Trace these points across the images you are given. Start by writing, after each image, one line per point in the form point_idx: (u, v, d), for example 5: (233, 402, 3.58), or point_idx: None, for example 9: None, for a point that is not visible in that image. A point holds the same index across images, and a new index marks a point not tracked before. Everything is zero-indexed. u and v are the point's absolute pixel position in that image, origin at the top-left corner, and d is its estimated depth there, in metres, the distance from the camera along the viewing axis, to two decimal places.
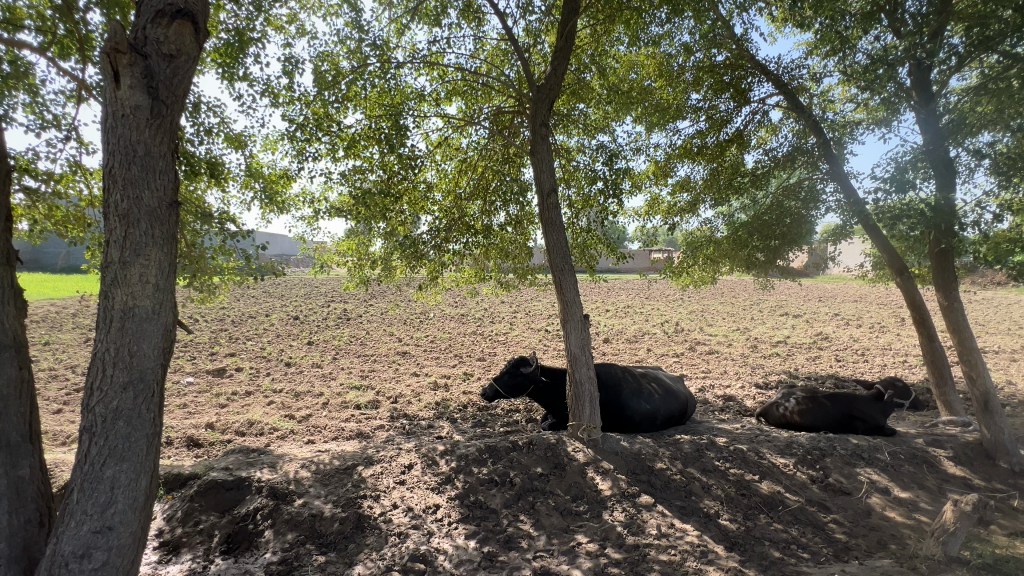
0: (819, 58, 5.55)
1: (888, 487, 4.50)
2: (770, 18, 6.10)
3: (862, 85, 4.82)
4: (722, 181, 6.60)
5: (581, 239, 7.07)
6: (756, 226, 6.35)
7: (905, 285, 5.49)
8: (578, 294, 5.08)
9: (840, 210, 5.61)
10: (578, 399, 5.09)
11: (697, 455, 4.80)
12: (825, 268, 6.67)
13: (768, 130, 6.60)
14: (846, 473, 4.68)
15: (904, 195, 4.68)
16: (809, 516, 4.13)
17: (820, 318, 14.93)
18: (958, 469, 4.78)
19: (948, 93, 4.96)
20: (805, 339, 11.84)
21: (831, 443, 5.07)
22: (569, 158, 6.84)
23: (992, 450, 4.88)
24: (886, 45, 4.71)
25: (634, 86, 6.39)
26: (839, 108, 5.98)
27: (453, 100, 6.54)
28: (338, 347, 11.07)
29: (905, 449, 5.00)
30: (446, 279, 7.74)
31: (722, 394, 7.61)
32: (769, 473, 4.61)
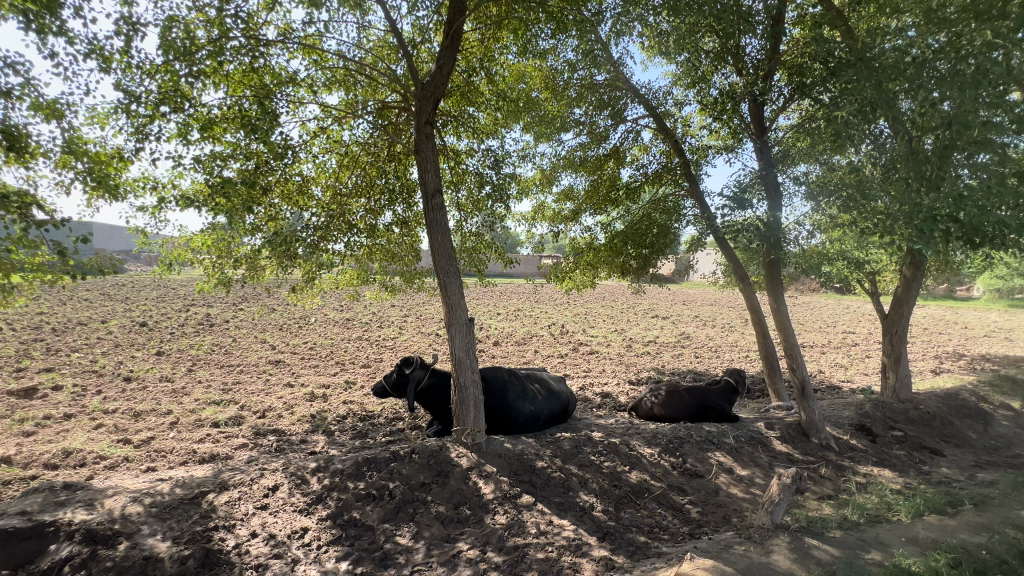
0: (681, 88, 6.19)
1: (732, 467, 5.15)
2: (642, 47, 6.67)
3: (714, 115, 5.48)
4: (601, 192, 7.08)
5: (470, 243, 7.05)
6: (629, 235, 6.92)
7: (746, 291, 6.34)
8: (464, 297, 5.02)
9: (697, 223, 6.32)
10: (462, 403, 5.03)
11: (575, 452, 5.03)
12: (687, 275, 7.48)
13: (640, 150, 7.18)
14: (700, 457, 5.24)
15: (744, 213, 5.39)
16: (670, 500, 4.54)
17: (684, 319, 16.82)
18: (783, 446, 5.64)
19: (777, 129, 5.86)
20: (671, 338, 13.21)
21: (688, 432, 5.66)
22: (457, 160, 6.76)
23: (807, 429, 5.84)
24: (732, 82, 5.41)
25: (522, 96, 6.55)
26: (697, 134, 6.73)
27: (334, 90, 6.10)
28: (197, 357, 9.68)
29: (744, 433, 5.77)
30: (325, 280, 7.16)
31: (601, 391, 8.12)
32: (637, 463, 4.99)
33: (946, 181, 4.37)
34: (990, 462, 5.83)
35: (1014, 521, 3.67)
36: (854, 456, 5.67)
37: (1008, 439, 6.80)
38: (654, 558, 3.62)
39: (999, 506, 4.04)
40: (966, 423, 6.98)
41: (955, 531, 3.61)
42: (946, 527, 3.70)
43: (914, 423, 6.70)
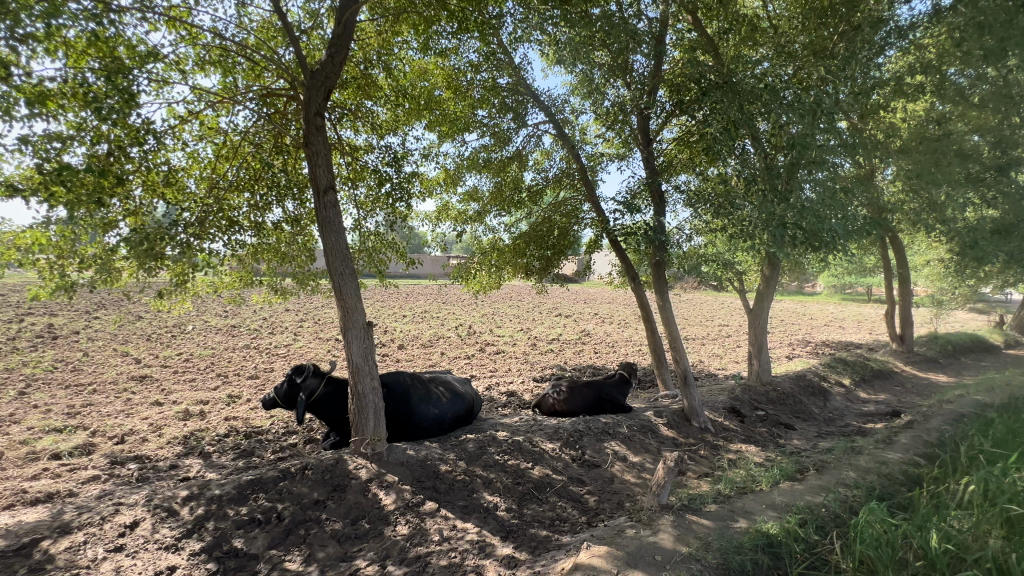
0: (579, 98, 6.47)
1: (626, 455, 5.50)
2: (542, 55, 6.86)
3: (607, 125, 5.79)
4: (505, 194, 7.16)
5: (369, 243, 6.71)
6: (531, 236, 7.20)
7: (637, 289, 6.82)
8: (361, 300, 4.77)
9: (594, 226, 6.70)
10: (361, 412, 4.78)
11: (479, 453, 5.02)
12: (587, 275, 7.86)
13: (542, 154, 7.39)
14: (597, 448, 5.53)
15: (635, 219, 5.78)
16: (570, 492, 4.72)
17: (585, 317, 17.71)
18: (669, 432, 6.16)
19: (662, 140, 6.37)
20: (573, 336, 13.82)
21: (587, 425, 5.95)
22: (355, 156, 6.40)
23: (689, 414, 6.44)
24: (623, 95, 5.77)
25: (424, 93, 6.38)
26: (593, 142, 7.08)
27: (209, 70, 5.45)
28: (32, 377, 8.08)
29: (636, 422, 6.21)
30: (200, 284, 6.36)
31: (506, 390, 8.23)
32: (540, 459, 5.12)
33: (793, 194, 5.10)
34: (829, 431, 6.91)
35: (845, 480, 4.37)
36: (727, 436, 6.37)
37: (841, 411, 8.13)
38: (554, 550, 3.72)
39: (834, 469, 4.79)
40: (811, 400, 8.21)
41: (803, 493, 4.21)
42: (796, 490, 4.29)
43: (773, 402, 7.72)
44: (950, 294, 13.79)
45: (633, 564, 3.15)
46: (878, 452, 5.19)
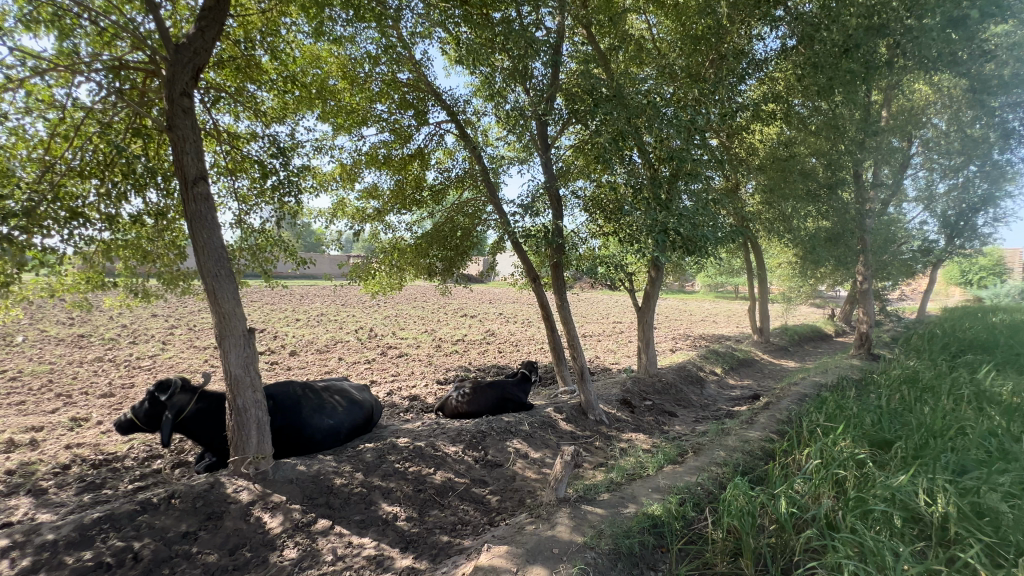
0: (481, 100, 6.47)
1: (527, 452, 5.62)
2: (443, 54, 6.74)
3: (509, 129, 5.86)
4: (407, 192, 6.93)
5: (252, 240, 6.06)
6: (434, 237, 7.05)
7: (538, 290, 7.01)
8: (240, 304, 4.29)
9: (497, 227, 6.75)
10: (241, 429, 4.30)
11: (378, 463, 4.80)
12: (491, 276, 7.91)
13: (444, 153, 7.27)
14: (500, 448, 5.59)
15: (535, 222, 5.92)
16: (472, 494, 4.70)
17: (490, 317, 17.88)
18: (567, 426, 6.43)
19: (560, 147, 6.62)
20: (477, 336, 13.87)
21: (489, 425, 6.00)
22: (237, 145, 5.76)
23: (585, 408, 6.79)
24: (523, 101, 5.88)
25: (316, 81, 5.93)
26: (495, 145, 7.14)
27: (40, 30, 4.53)
28: None
29: (537, 419, 6.40)
30: (29, 286, 5.19)
31: (409, 395, 7.99)
32: (442, 463, 5.04)
33: (672, 203, 5.61)
34: (704, 416, 7.72)
35: (716, 459, 4.90)
36: (619, 426, 6.83)
37: (714, 397, 9.14)
38: (456, 555, 3.67)
39: (708, 449, 5.35)
40: (690, 388, 9.11)
41: (682, 474, 4.63)
42: (677, 472, 4.72)
43: (659, 392, 8.43)
44: (796, 292, 16.21)
45: (532, 560, 3.22)
46: (742, 431, 5.90)
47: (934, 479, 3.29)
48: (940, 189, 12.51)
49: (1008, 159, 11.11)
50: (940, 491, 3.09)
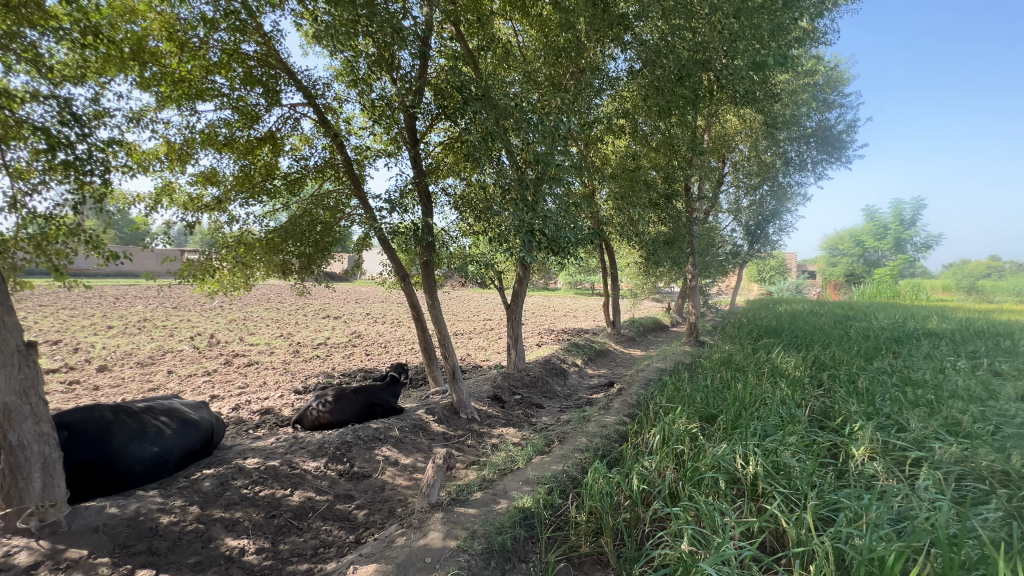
0: (343, 85, 5.98)
1: (397, 458, 5.38)
2: (298, 29, 6.07)
3: (375, 120, 5.52)
4: (255, 180, 6.09)
5: (38, 229, 4.70)
6: (290, 231, 6.31)
7: (407, 289, 6.74)
8: (11, 313, 3.31)
9: (362, 223, 6.31)
10: (18, 473, 3.32)
11: (220, 491, 4.14)
12: (356, 275, 7.41)
13: (301, 139, 6.57)
14: (367, 457, 5.26)
15: (404, 219, 5.68)
16: (336, 511, 4.33)
17: (356, 318, 16.86)
18: (439, 427, 6.33)
19: (429, 143, 6.46)
20: (342, 338, 12.96)
21: (356, 434, 5.62)
22: (12, 108, 4.45)
23: (457, 407, 6.78)
24: (390, 91, 5.55)
25: (132, 38, 4.86)
26: (359, 134, 6.67)
27: None
28: None
29: (408, 423, 6.18)
30: None
31: (260, 408, 7.10)
32: (300, 482, 4.55)
33: (538, 206, 5.87)
34: (567, 405, 8.27)
35: (579, 446, 5.26)
36: (490, 422, 6.95)
37: (575, 386, 9.86)
38: None
39: (572, 437, 5.72)
40: (554, 380, 9.69)
41: (549, 464, 4.87)
42: (544, 462, 4.94)
43: (527, 385, 8.80)
44: (641, 288, 18.36)
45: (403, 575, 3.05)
46: (600, 417, 6.44)
47: (746, 444, 3.94)
48: (745, 203, 15.27)
49: (788, 182, 14.04)
50: (751, 454, 3.71)
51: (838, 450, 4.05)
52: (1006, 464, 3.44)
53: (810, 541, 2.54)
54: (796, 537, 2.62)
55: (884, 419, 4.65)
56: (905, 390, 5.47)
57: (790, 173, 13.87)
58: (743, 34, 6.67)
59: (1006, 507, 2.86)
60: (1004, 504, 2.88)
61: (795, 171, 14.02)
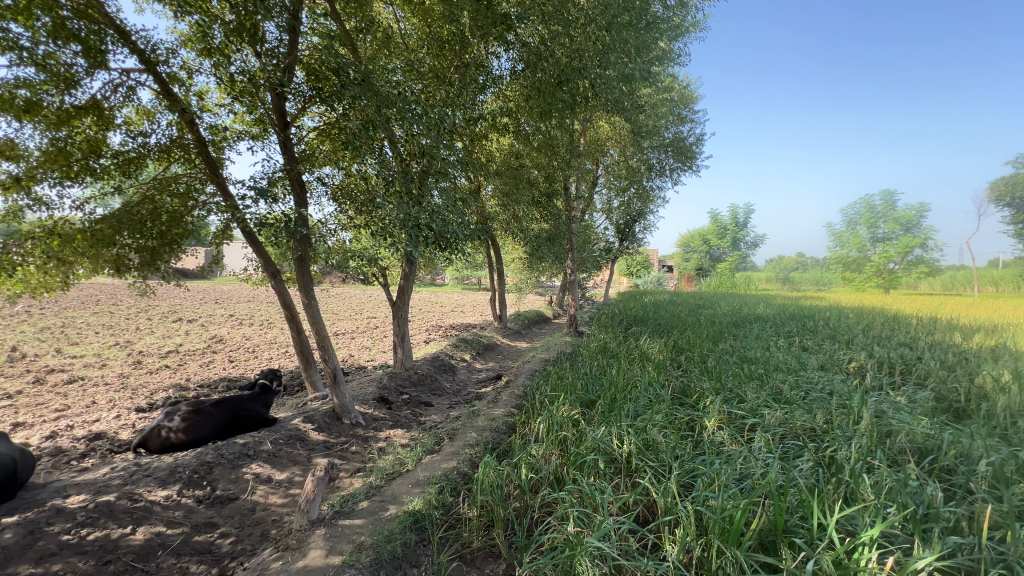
0: (194, 53, 5.16)
1: (270, 474, 4.87)
2: None
3: (236, 97, 4.87)
4: (74, 157, 4.95)
5: None
6: (125, 220, 5.26)
7: (278, 287, 6.12)
8: None
9: (221, 212, 5.57)
10: None
11: (28, 541, 3.31)
12: (214, 271, 6.51)
13: (139, 113, 5.53)
14: (232, 478, 4.67)
15: (274, 210, 5.14)
16: (194, 544, 3.75)
17: (216, 320, 14.89)
18: (319, 436, 5.87)
19: (302, 128, 5.91)
20: (198, 344, 11.34)
21: (218, 453, 4.95)
22: None
23: (339, 412, 6.36)
24: (254, 67, 4.91)
25: None
26: (216, 111, 5.84)
27: None
28: None
29: (282, 435, 5.63)
30: None
31: (88, 433, 5.89)
32: (145, 517, 3.86)
33: (423, 199, 5.73)
34: (457, 401, 8.25)
35: (469, 441, 5.27)
36: (376, 425, 6.64)
37: (464, 382, 9.89)
38: None
39: (462, 433, 5.71)
40: (443, 376, 9.61)
41: (439, 463, 4.80)
42: (434, 462, 4.85)
43: (415, 384, 8.59)
44: (526, 283, 19.06)
45: None
46: (489, 411, 6.54)
47: (621, 425, 4.30)
48: (616, 203, 16.68)
49: (651, 186, 15.67)
50: (625, 434, 4.06)
51: (694, 423, 4.63)
52: (814, 423, 4.24)
53: (675, 507, 2.84)
54: (664, 505, 2.92)
55: (728, 393, 5.43)
56: (742, 366, 6.45)
57: (652, 178, 15.50)
58: (614, 48, 7.38)
59: (814, 458, 3.52)
60: (813, 455, 3.54)
61: (656, 176, 15.69)
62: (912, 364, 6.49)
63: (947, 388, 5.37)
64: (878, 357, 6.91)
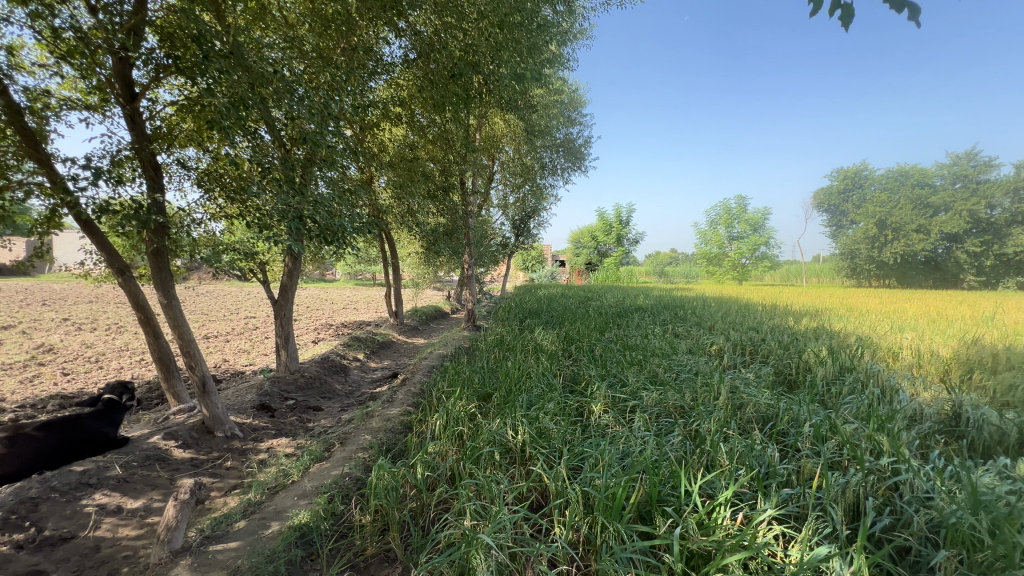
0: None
1: (120, 503, 4.16)
2: None
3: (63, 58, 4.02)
4: None
5: None
6: None
7: (127, 284, 5.23)
8: None
9: (46, 196, 4.61)
10: None
11: None
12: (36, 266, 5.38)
13: None
14: (68, 513, 3.92)
15: (120, 196, 4.40)
16: None
17: (43, 326, 12.34)
18: (184, 454, 5.18)
19: (156, 101, 5.10)
20: (16, 356, 9.30)
21: (47, 485, 4.12)
22: None
23: (210, 424, 5.68)
24: (88, 24, 4.08)
25: None
26: (34, 72, 4.78)
27: None
28: None
29: (136, 456, 4.86)
30: None
31: None
32: None
33: (307, 189, 5.34)
34: (349, 403, 7.84)
35: (362, 445, 5.04)
36: (255, 436, 6.04)
37: (358, 382, 9.43)
38: None
39: (354, 437, 5.44)
40: (334, 378, 9.06)
41: (329, 470, 4.52)
42: (323, 470, 4.56)
43: (301, 388, 7.98)
44: (423, 278, 18.70)
45: None
46: (384, 411, 6.32)
47: (515, 416, 4.43)
48: (511, 200, 17.06)
49: (544, 184, 16.29)
50: (520, 424, 4.19)
51: (583, 409, 4.94)
52: (682, 401, 4.77)
53: (565, 490, 3.00)
54: (556, 489, 3.07)
55: (612, 378, 5.88)
56: (625, 353, 7.03)
57: (545, 176, 16.11)
58: (506, 46, 7.50)
59: (683, 432, 3.96)
60: (682, 430, 3.98)
61: (549, 175, 16.33)
62: (757, 345, 7.62)
63: (783, 364, 6.39)
64: (732, 340, 7.99)
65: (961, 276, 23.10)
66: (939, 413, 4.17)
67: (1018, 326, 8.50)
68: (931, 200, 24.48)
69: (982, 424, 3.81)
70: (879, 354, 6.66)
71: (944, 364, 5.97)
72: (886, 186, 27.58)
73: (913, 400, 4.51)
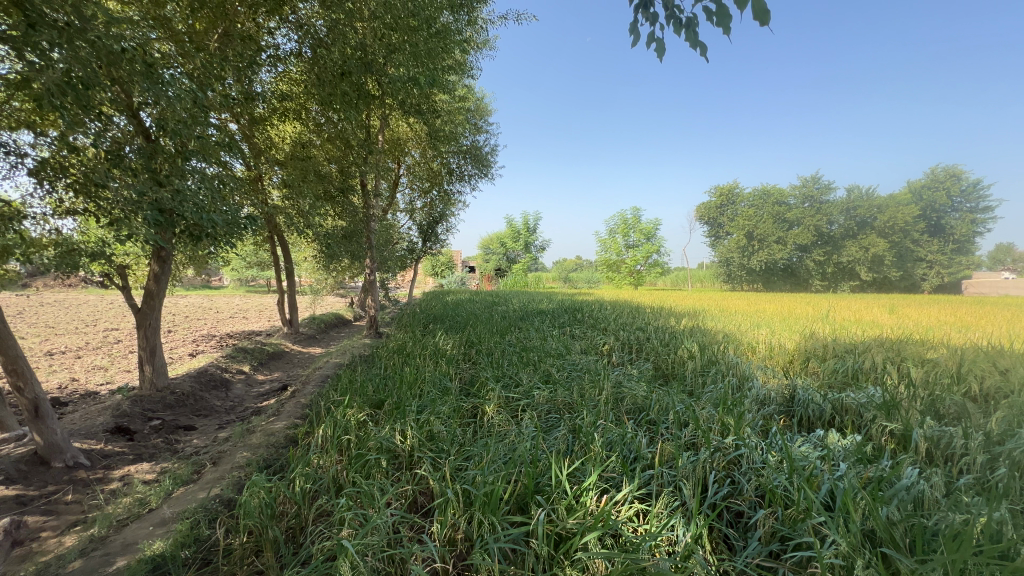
0: None
1: None
2: None
3: None
4: None
5: None
6: None
7: None
8: None
9: None
10: None
11: None
12: None
13: None
14: None
15: None
16: None
17: None
18: (8, 490, 4.34)
19: None
20: None
21: None
22: None
23: (46, 454, 4.84)
24: None
25: None
26: None
27: None
28: None
29: None
30: None
31: None
32: None
33: (172, 181, 4.83)
34: (229, 419, 7.14)
35: (238, 463, 4.63)
36: (108, 463, 5.26)
37: (241, 396, 8.63)
38: None
39: (229, 455, 4.98)
40: (212, 394, 8.20)
41: (195, 494, 4.08)
42: (188, 494, 4.10)
43: (170, 407, 7.12)
44: (322, 284, 17.70)
45: None
46: (266, 426, 5.85)
47: (405, 421, 4.37)
48: (418, 204, 16.79)
49: (450, 190, 16.28)
50: (409, 429, 4.14)
51: (476, 410, 5.02)
52: (570, 397, 5.04)
53: (446, 489, 3.03)
54: (438, 489, 3.09)
55: (507, 379, 6.03)
56: (523, 355, 7.25)
57: (453, 182, 16.09)
58: (402, 48, 7.47)
59: (566, 426, 4.19)
60: (565, 424, 4.22)
61: (457, 181, 16.27)
62: (642, 343, 8.29)
63: (662, 360, 7.03)
64: (621, 340, 8.60)
65: (809, 281, 27.79)
66: (777, 397, 4.88)
67: (844, 321, 10.22)
68: (787, 216, 28.54)
69: (807, 403, 4.51)
70: (741, 348, 7.60)
71: (788, 355, 6.99)
72: (752, 203, 31.54)
73: (760, 385, 5.22)
